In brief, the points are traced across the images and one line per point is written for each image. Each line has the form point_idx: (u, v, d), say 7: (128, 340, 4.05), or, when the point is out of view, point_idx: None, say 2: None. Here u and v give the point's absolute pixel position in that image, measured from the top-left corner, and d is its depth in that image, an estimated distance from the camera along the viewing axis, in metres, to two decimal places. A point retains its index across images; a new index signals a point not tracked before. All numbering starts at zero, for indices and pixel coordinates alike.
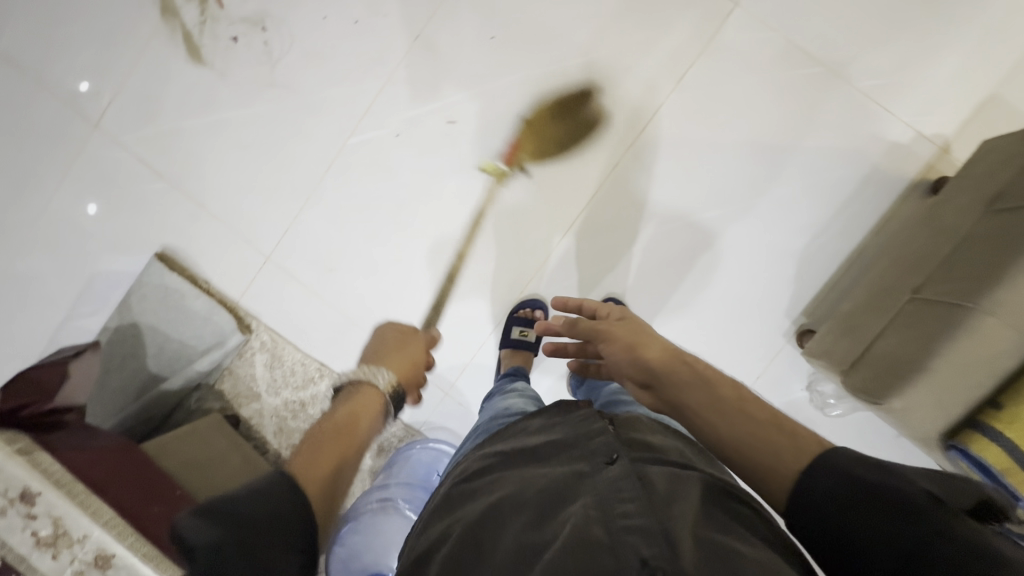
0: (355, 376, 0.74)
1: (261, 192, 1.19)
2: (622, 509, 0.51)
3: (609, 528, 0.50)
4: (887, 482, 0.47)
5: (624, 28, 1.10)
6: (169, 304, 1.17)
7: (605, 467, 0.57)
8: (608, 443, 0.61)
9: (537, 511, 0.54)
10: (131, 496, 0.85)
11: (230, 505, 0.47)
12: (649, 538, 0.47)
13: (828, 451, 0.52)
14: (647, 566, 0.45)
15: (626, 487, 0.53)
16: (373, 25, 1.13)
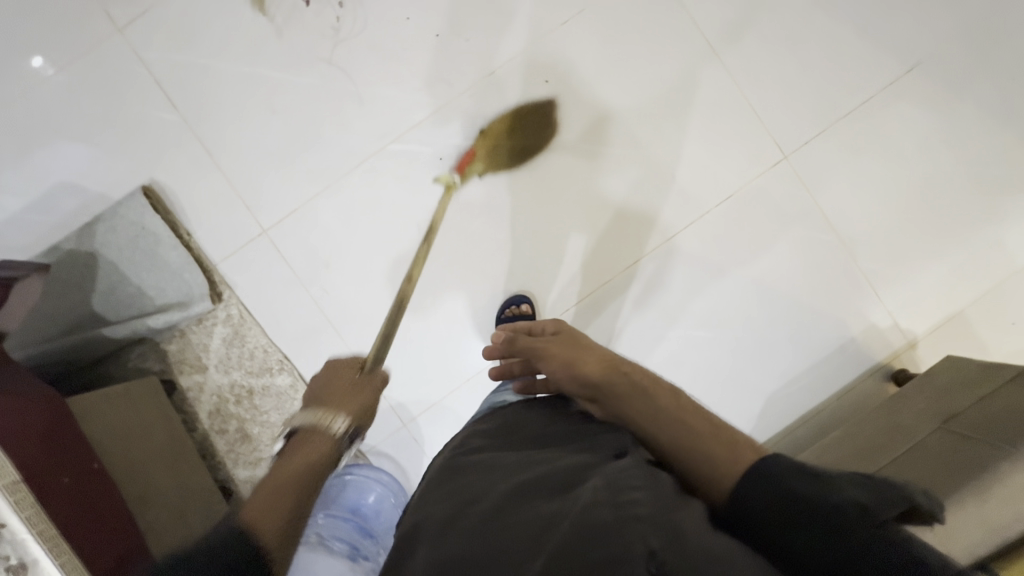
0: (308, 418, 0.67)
1: (280, 163, 1.12)
2: (631, 493, 0.47)
3: (616, 512, 0.45)
4: (816, 496, 0.47)
5: (681, 142, 1.16)
6: (141, 246, 1.07)
7: (614, 457, 0.54)
8: (619, 434, 0.58)
9: (529, 490, 0.51)
10: (46, 462, 0.76)
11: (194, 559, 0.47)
12: (657, 528, 0.44)
13: (758, 460, 0.51)
14: (654, 559, 0.42)
15: (637, 476, 0.50)
16: (452, 46, 1.12)
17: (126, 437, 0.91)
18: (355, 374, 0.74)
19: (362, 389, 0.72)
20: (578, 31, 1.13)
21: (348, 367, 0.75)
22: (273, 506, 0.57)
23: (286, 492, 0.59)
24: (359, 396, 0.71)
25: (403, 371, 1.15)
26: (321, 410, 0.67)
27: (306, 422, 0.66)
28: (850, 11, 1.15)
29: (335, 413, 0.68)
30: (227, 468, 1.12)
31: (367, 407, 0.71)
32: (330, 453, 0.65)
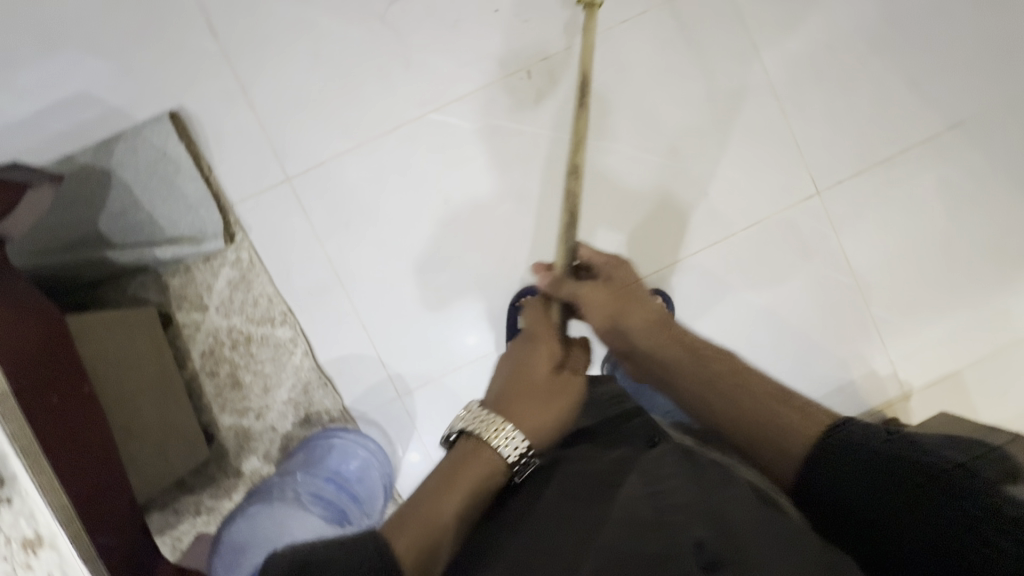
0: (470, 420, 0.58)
1: (316, 111, 1.08)
2: (668, 491, 0.52)
3: (658, 508, 0.50)
4: (902, 455, 0.54)
5: (720, 161, 1.16)
6: (158, 173, 1.03)
7: (648, 449, 0.59)
8: (647, 426, 0.64)
9: (575, 488, 0.55)
10: (33, 377, 0.72)
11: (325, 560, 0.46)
12: (700, 521, 0.48)
13: (833, 427, 0.60)
14: (703, 550, 0.45)
15: (671, 471, 0.55)
16: (509, 24, 1.09)
17: (118, 364, 0.88)
18: (546, 376, 0.62)
19: (547, 400, 0.60)
20: (637, 33, 1.13)
21: (542, 363, 0.63)
22: (426, 538, 0.50)
23: (440, 524, 0.51)
24: (541, 409, 0.59)
25: (407, 343, 1.12)
26: (495, 421, 0.57)
27: (472, 433, 0.56)
28: (903, 61, 1.16)
29: (510, 425, 0.57)
30: (212, 412, 1.09)
31: (544, 431, 0.58)
32: (493, 479, 0.55)
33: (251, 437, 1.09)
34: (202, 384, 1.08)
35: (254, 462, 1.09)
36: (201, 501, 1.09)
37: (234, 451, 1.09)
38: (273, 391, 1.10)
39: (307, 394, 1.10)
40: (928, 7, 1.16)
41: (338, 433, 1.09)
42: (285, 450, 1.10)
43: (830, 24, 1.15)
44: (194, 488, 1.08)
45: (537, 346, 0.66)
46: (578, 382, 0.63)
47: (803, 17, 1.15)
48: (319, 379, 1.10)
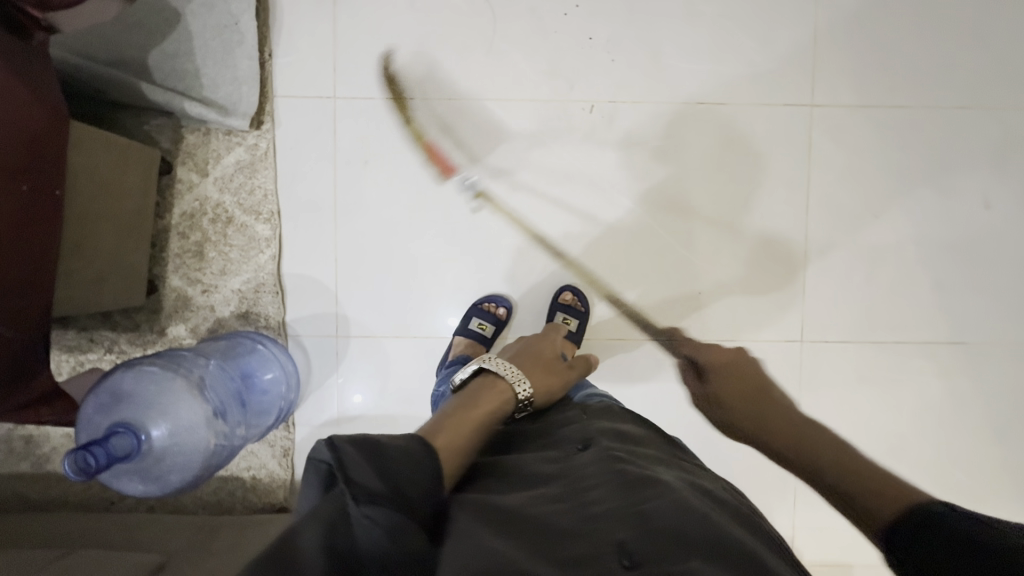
0: (501, 371, 0.77)
1: (388, 50, 1.11)
2: (592, 496, 0.59)
3: (583, 515, 0.57)
4: (977, 534, 0.52)
5: (727, 270, 1.16)
6: (222, 38, 1.06)
7: (578, 454, 0.68)
8: (580, 433, 0.74)
9: (519, 487, 0.63)
10: (21, 157, 0.75)
11: (381, 449, 0.52)
12: (622, 522, 0.55)
13: (921, 510, 0.57)
14: (624, 550, 0.52)
15: (597, 476, 0.63)
16: (594, 57, 1.12)
17: (100, 185, 0.91)
18: (550, 357, 0.89)
19: (549, 373, 0.84)
20: (707, 120, 1.13)
21: (548, 349, 0.90)
22: (457, 431, 0.64)
23: (467, 425, 0.66)
24: (544, 379, 0.83)
25: (366, 293, 1.14)
26: (513, 370, 0.78)
27: (494, 370, 0.77)
28: (935, 264, 1.16)
29: (523, 377, 0.78)
30: (166, 267, 1.11)
31: (544, 391, 0.82)
32: (503, 409, 0.73)
33: (190, 307, 1.12)
34: (171, 239, 1.11)
35: (181, 330, 1.12)
36: (116, 342, 1.11)
37: (168, 312, 1.12)
38: (229, 276, 1.12)
39: (257, 294, 1.13)
40: (981, 225, 1.15)
41: (265, 341, 1.12)
42: (214, 333, 1.12)
43: (885, 197, 1.15)
44: (116, 326, 1.11)
45: (545, 338, 0.93)
46: (572, 368, 0.89)
47: (865, 179, 1.15)
48: (274, 286, 1.12)
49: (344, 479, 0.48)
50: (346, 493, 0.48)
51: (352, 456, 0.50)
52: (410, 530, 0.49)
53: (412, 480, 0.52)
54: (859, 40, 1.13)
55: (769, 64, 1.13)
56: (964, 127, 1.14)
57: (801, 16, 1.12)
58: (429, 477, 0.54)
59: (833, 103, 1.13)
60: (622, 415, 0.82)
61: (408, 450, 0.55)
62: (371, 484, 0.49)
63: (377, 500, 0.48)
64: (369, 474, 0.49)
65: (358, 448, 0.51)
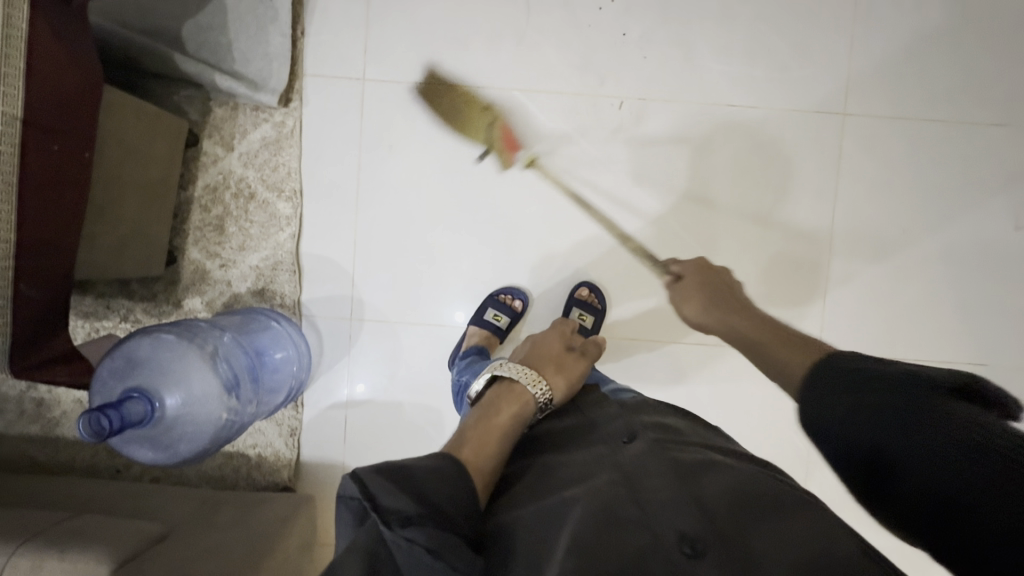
0: (515, 374, 0.73)
1: (419, 34, 1.11)
2: (647, 485, 0.59)
3: (641, 508, 0.57)
4: (883, 383, 0.53)
5: (748, 276, 1.14)
6: (257, 12, 1.06)
7: (624, 445, 0.65)
8: (625, 424, 0.69)
9: (567, 479, 0.61)
10: (54, 117, 0.76)
11: (407, 472, 0.53)
12: (681, 512, 0.55)
13: (822, 359, 0.59)
14: (687, 540, 0.53)
15: (651, 467, 0.61)
16: (626, 53, 1.11)
17: (128, 152, 0.91)
18: (562, 349, 0.81)
19: (566, 368, 0.77)
20: (737, 122, 1.12)
21: (561, 339, 0.83)
22: (482, 446, 0.62)
23: (492, 436, 0.64)
24: (563, 377, 0.76)
25: (383, 277, 1.14)
26: (527, 371, 0.73)
27: (508, 375, 0.73)
28: (960, 283, 1.14)
29: (539, 378, 0.73)
30: (186, 239, 1.11)
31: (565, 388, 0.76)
32: (526, 413, 0.70)
33: (207, 280, 1.12)
34: (193, 211, 1.11)
35: (197, 303, 1.12)
36: (132, 311, 1.12)
37: (185, 284, 1.12)
38: (247, 252, 1.12)
39: (274, 271, 1.13)
40: (1011, 247, 1.13)
41: (281, 318, 1.12)
42: (229, 309, 1.12)
43: (914, 211, 1.13)
44: (133, 295, 1.12)
45: (554, 328, 0.86)
46: (589, 355, 0.82)
47: (894, 192, 1.13)
48: (291, 264, 1.12)
49: (374, 510, 0.49)
50: (380, 520, 0.49)
51: (379, 485, 0.50)
52: (454, 542, 0.51)
53: (444, 496, 0.53)
54: (898, 51, 1.11)
55: (804, 70, 1.11)
56: (999, 146, 1.12)
57: (840, 22, 1.10)
58: (461, 490, 0.54)
59: (867, 114, 1.12)
60: (666, 410, 0.77)
61: (435, 469, 0.54)
62: (403, 507, 0.50)
63: (414, 521, 0.49)
64: (399, 499, 0.50)
65: (385, 476, 0.51)
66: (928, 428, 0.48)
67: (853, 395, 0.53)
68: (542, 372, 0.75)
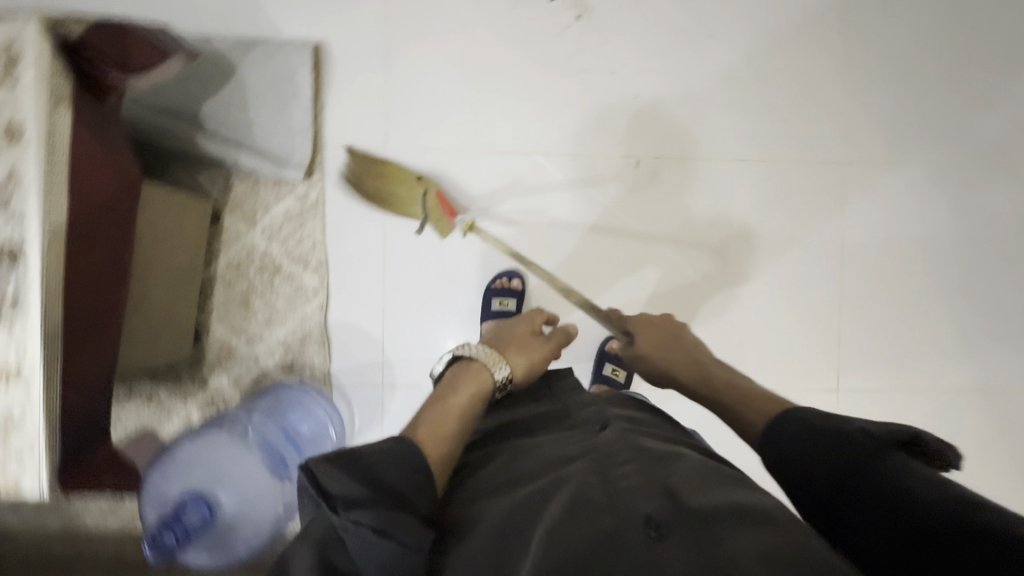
0: (476, 356, 0.76)
1: (437, 102, 1.13)
2: (620, 471, 0.61)
3: (612, 489, 0.59)
4: (833, 430, 0.58)
5: (766, 320, 1.19)
6: (278, 90, 1.06)
7: (598, 433, 0.69)
8: (599, 415, 0.73)
9: (538, 473, 0.64)
10: (93, 220, 0.74)
11: (360, 458, 0.57)
12: (648, 495, 0.58)
13: (786, 415, 0.63)
14: (652, 521, 0.55)
15: (621, 453, 0.64)
16: (640, 115, 1.16)
17: (159, 243, 0.90)
18: (526, 333, 0.85)
19: (525, 349, 0.81)
20: (746, 175, 1.18)
21: (525, 322, 0.87)
22: (437, 424, 0.66)
23: (450, 414, 0.68)
24: (521, 356, 0.80)
25: (414, 342, 1.14)
26: (489, 353, 0.77)
27: (468, 355, 0.76)
28: (960, 315, 1.22)
29: (500, 361, 0.76)
30: (210, 318, 1.10)
31: (525, 371, 0.79)
32: (484, 392, 0.73)
33: (233, 357, 1.10)
34: (217, 289, 1.09)
35: (224, 382, 1.10)
36: (156, 393, 1.09)
37: (210, 362, 1.10)
38: (274, 326, 1.11)
39: (303, 344, 1.11)
40: (1002, 278, 1.21)
41: (310, 393, 1.11)
42: (258, 384, 1.11)
43: (913, 251, 1.21)
44: (156, 378, 1.08)
45: (520, 316, 0.90)
46: (551, 340, 0.85)
47: (895, 233, 1.20)
48: (320, 336, 1.12)
49: (323, 497, 0.54)
50: (328, 505, 0.53)
51: (327, 473, 0.55)
52: (399, 516, 0.54)
53: (394, 478, 0.57)
54: (889, 103, 1.19)
55: (805, 125, 1.18)
56: (985, 186, 1.21)
57: (834, 78, 1.18)
58: (414, 472, 0.59)
59: (863, 162, 1.19)
60: (634, 404, 0.83)
61: (388, 451, 0.59)
62: (352, 493, 0.54)
63: (359, 504, 0.53)
64: (348, 485, 0.54)
65: (335, 463, 0.56)
66: (820, 452, 0.58)
67: (808, 444, 0.59)
68: (503, 355, 0.78)
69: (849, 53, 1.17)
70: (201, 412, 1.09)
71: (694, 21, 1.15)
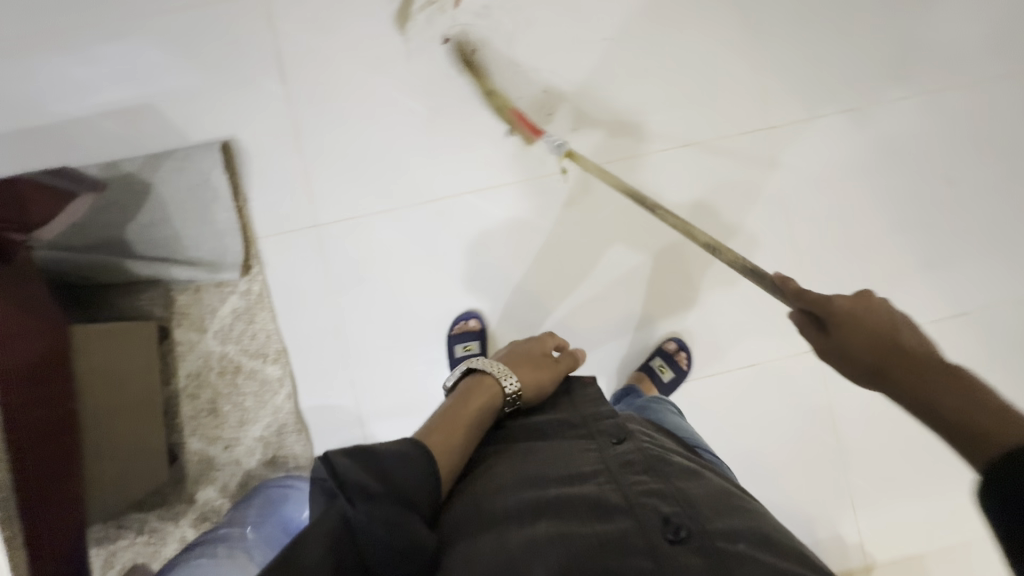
0: (489, 368, 0.83)
1: (358, 166, 1.13)
2: (636, 479, 0.67)
3: (627, 494, 0.64)
4: None
5: (730, 299, 1.19)
6: (196, 196, 1.06)
7: (612, 445, 0.73)
8: (613, 425, 0.77)
9: (553, 479, 0.68)
10: (25, 380, 0.72)
11: (380, 457, 0.60)
12: (664, 500, 0.63)
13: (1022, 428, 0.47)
14: (668, 524, 0.60)
15: (635, 462, 0.70)
16: (558, 130, 1.17)
17: (109, 378, 0.89)
18: (539, 354, 0.93)
19: (536, 367, 0.87)
20: (674, 163, 1.19)
21: (536, 344, 0.95)
22: (448, 431, 0.72)
23: (460, 426, 0.74)
24: (530, 372, 0.86)
25: (389, 406, 1.13)
26: (499, 366, 0.84)
27: (480, 368, 0.83)
28: (919, 245, 1.21)
29: (511, 375, 0.83)
30: (182, 433, 1.08)
31: (532, 385, 0.84)
32: (493, 402, 0.79)
33: (214, 467, 1.09)
34: (184, 403, 1.08)
35: (212, 493, 1.09)
36: (147, 521, 1.07)
37: (194, 476, 1.09)
38: (248, 426, 1.10)
39: (280, 436, 1.10)
40: (948, 200, 1.21)
41: (299, 482, 1.09)
42: (245, 485, 1.10)
43: (854, 197, 1.21)
44: (144, 506, 1.07)
45: (535, 338, 0.98)
46: (561, 362, 0.92)
47: (834, 182, 1.20)
48: (296, 424, 1.10)
49: (339, 486, 0.56)
50: (344, 497, 0.55)
51: (343, 464, 0.57)
52: (404, 519, 0.57)
53: (405, 479, 0.61)
54: (797, 59, 1.19)
55: (719, 100, 1.18)
56: (907, 116, 1.21)
57: (737, 48, 1.18)
58: (423, 479, 0.63)
59: (786, 122, 1.19)
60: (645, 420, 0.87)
61: (403, 455, 0.62)
62: (362, 480, 0.57)
63: (374, 496, 0.56)
64: (362, 476, 0.57)
65: (349, 456, 0.59)
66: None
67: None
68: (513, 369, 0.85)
69: (745, 21, 1.18)
70: (195, 529, 1.08)
71: (587, 28, 1.16)
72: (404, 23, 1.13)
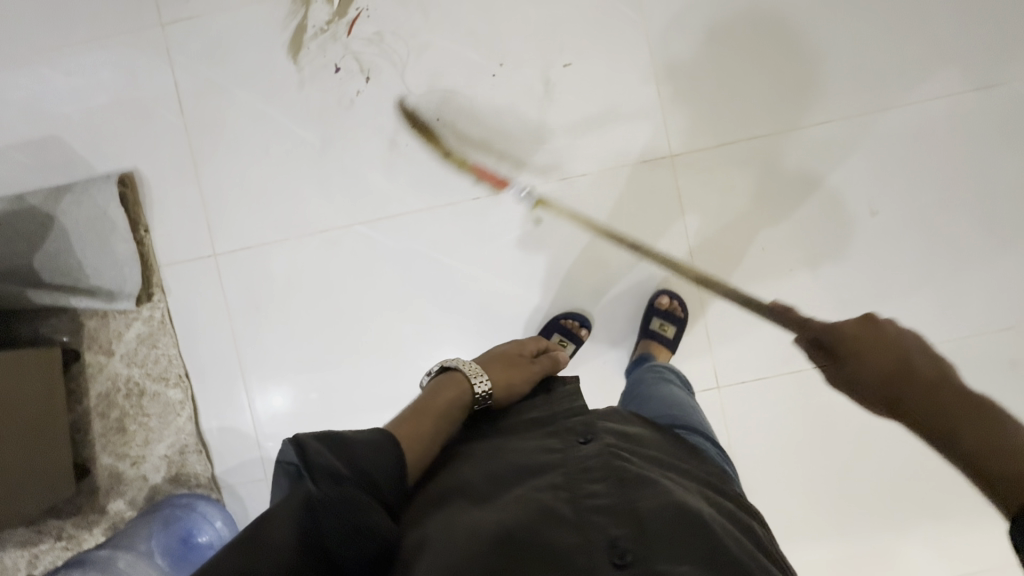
0: (463, 367, 0.76)
1: (254, 195, 1.15)
2: (590, 489, 0.59)
3: (578, 509, 0.57)
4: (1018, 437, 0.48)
5: (627, 335, 1.16)
6: (97, 228, 1.12)
7: (577, 446, 0.65)
8: (585, 425, 0.69)
9: (509, 480, 0.61)
10: None
11: (348, 439, 0.54)
12: (616, 520, 0.56)
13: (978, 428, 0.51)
14: (616, 548, 0.53)
15: (595, 469, 0.61)
16: (451, 159, 1.14)
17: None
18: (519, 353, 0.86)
19: (510, 365, 0.80)
20: (573, 192, 1.14)
21: (520, 344, 0.88)
22: (415, 423, 0.65)
23: (428, 416, 0.67)
24: (504, 371, 0.79)
25: (279, 400, 1.17)
26: (474, 366, 0.76)
27: (459, 368, 0.75)
28: (838, 278, 1.13)
29: (484, 377, 0.75)
30: (93, 449, 1.16)
31: (503, 388, 0.77)
32: (461, 402, 0.72)
33: (123, 481, 1.16)
34: (95, 421, 1.16)
35: (120, 506, 1.16)
36: (64, 528, 1.16)
37: (104, 489, 1.16)
38: (153, 444, 1.16)
39: (183, 455, 1.16)
40: (874, 232, 1.12)
41: (197, 501, 1.15)
42: (150, 501, 1.16)
43: (768, 224, 1.13)
44: (61, 513, 1.16)
45: (521, 338, 0.92)
46: (540, 362, 0.85)
47: (747, 209, 1.13)
48: (196, 445, 1.16)
49: (306, 468, 0.49)
50: (309, 478, 0.49)
51: (317, 448, 0.51)
52: (371, 506, 0.51)
53: (379, 469, 0.54)
54: (707, 80, 1.12)
55: (621, 126, 1.13)
56: (831, 137, 1.12)
57: (642, 70, 1.12)
58: (394, 465, 0.56)
59: (691, 149, 1.13)
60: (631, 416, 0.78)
61: (370, 441, 0.56)
62: (337, 470, 0.50)
63: (343, 483, 0.50)
64: (333, 460, 0.50)
65: (323, 441, 0.52)
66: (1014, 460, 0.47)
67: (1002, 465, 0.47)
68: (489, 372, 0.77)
69: (651, 41, 1.11)
70: (106, 537, 1.16)
71: (483, 53, 1.12)
72: (297, 51, 1.12)
